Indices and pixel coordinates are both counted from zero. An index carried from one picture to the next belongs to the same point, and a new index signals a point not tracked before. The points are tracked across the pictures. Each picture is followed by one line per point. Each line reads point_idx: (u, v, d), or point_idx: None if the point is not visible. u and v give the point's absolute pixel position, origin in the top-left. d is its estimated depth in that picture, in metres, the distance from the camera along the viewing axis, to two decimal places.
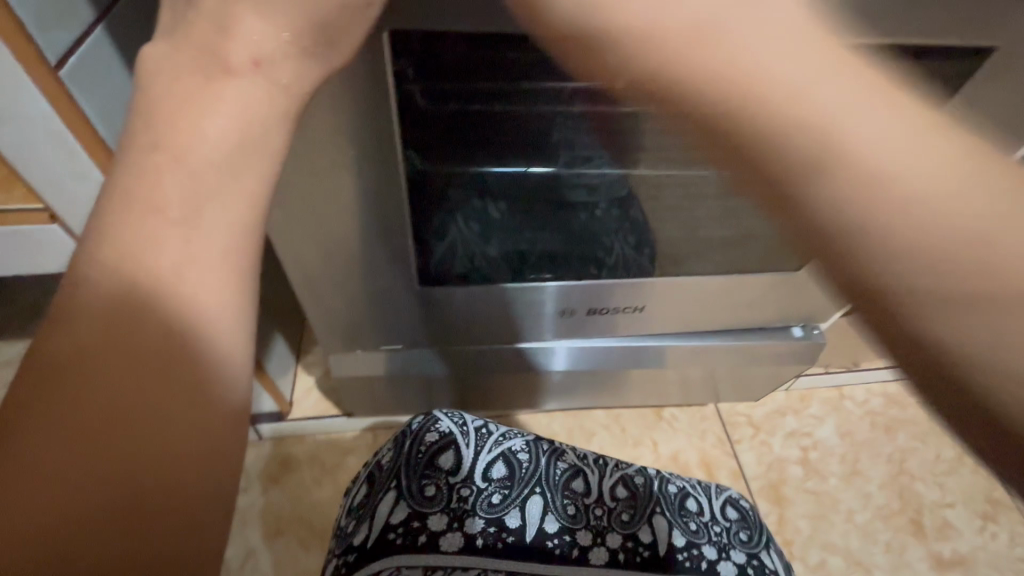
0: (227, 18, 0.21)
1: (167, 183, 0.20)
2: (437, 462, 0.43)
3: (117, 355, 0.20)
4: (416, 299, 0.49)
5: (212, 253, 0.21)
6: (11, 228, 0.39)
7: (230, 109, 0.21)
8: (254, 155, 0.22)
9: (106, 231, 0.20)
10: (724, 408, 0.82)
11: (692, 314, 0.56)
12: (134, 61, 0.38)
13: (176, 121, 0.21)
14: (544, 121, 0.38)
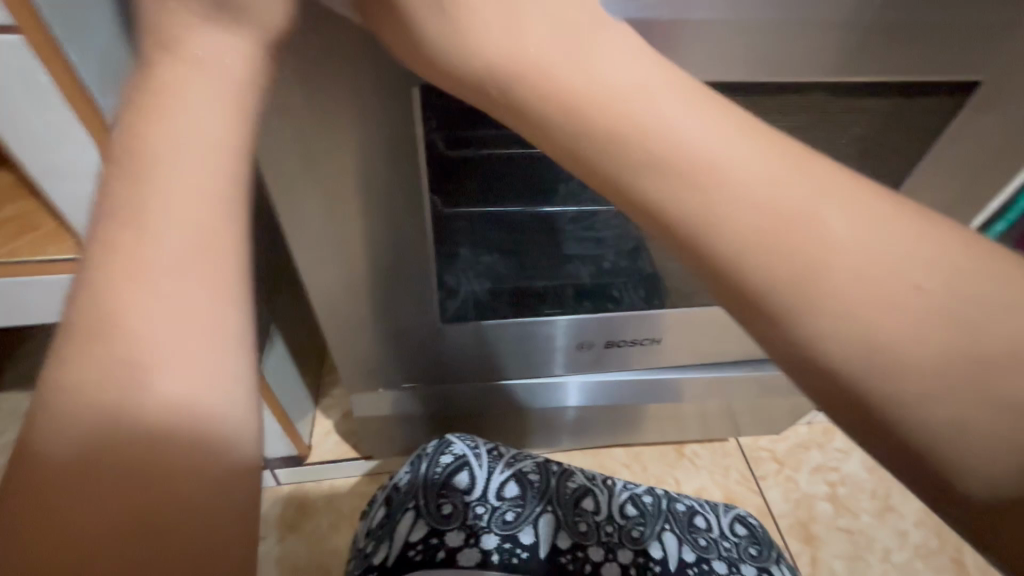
0: (175, 60, 0.25)
1: (130, 214, 0.23)
2: (453, 481, 0.45)
3: (90, 390, 0.21)
4: (436, 335, 0.50)
5: (174, 264, 0.22)
6: (60, 277, 0.41)
7: (177, 126, 0.24)
8: (194, 161, 0.24)
9: (90, 278, 0.22)
10: (746, 444, 0.81)
11: (710, 347, 0.56)
12: None
13: (134, 162, 0.23)
14: (558, 163, 0.40)
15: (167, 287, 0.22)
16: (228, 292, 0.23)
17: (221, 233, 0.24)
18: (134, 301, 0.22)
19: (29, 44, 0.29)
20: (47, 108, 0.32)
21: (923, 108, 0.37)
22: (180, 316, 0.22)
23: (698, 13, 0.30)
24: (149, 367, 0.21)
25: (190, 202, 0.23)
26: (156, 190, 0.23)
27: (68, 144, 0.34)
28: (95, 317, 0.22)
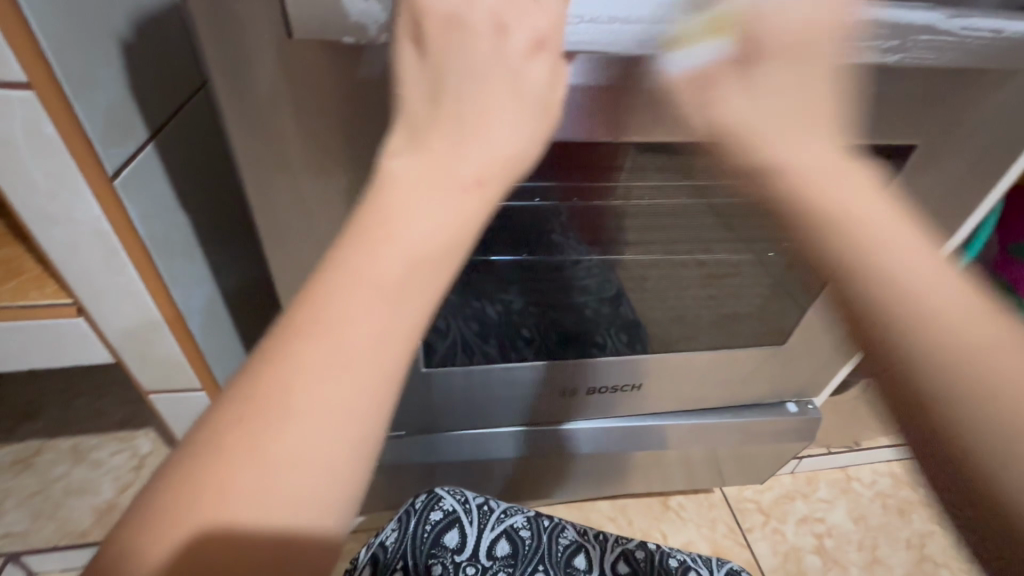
0: (457, 140, 0.25)
1: (374, 280, 0.23)
2: (442, 541, 0.45)
3: (295, 421, 0.22)
4: (421, 379, 0.50)
5: (394, 347, 0.23)
6: (39, 322, 0.41)
7: (441, 218, 0.24)
8: (444, 258, 0.24)
9: (324, 321, 0.22)
10: (732, 494, 0.80)
11: (690, 393, 0.57)
12: (174, 168, 0.42)
13: (386, 229, 0.23)
14: (540, 213, 0.42)
15: (335, 389, 0.22)
16: (383, 411, 0.23)
17: (400, 356, 0.23)
18: (308, 387, 0.22)
19: (40, 97, 0.30)
20: (48, 157, 0.32)
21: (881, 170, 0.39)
22: (378, 395, 0.23)
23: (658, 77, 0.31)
24: (348, 428, 0.22)
25: (390, 316, 0.23)
26: (365, 286, 0.23)
27: (65, 191, 0.34)
28: (288, 375, 0.22)
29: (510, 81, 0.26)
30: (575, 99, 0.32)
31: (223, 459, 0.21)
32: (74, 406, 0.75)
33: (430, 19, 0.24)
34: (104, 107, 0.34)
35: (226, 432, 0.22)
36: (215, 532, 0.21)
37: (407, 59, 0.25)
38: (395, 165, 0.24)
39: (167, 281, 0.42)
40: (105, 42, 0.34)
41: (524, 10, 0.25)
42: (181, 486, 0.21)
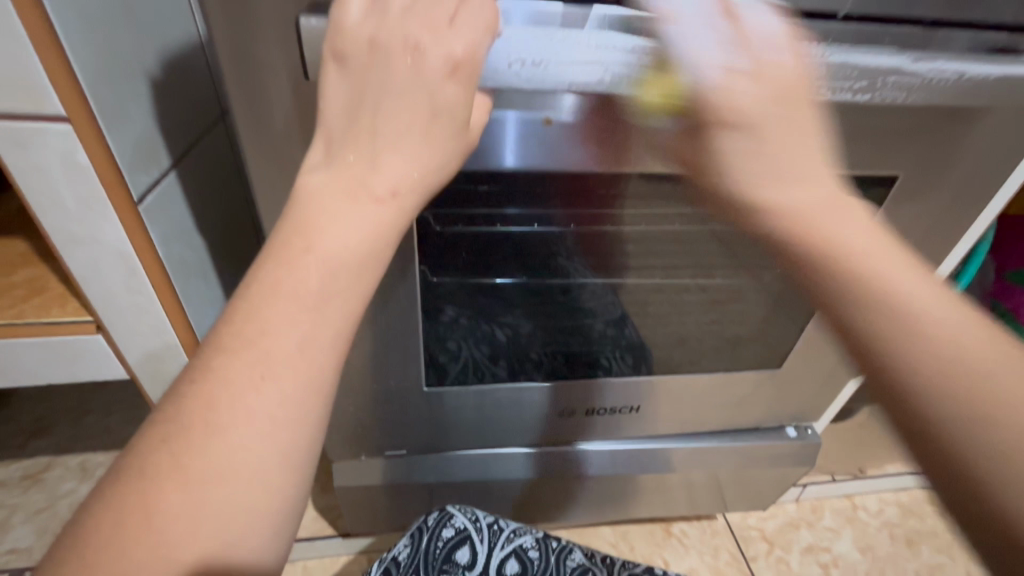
0: (379, 156, 0.25)
1: (293, 288, 0.23)
2: (454, 557, 0.48)
3: (224, 425, 0.22)
4: (424, 400, 0.51)
5: (319, 346, 0.23)
6: (59, 338, 0.43)
7: (363, 225, 0.24)
8: (370, 260, 0.25)
9: (245, 330, 0.23)
10: (735, 522, 0.79)
11: (690, 415, 0.58)
12: (191, 194, 0.44)
13: (306, 239, 0.24)
14: (546, 238, 0.43)
15: (258, 399, 0.22)
16: (309, 418, 0.24)
17: (324, 365, 0.24)
18: (229, 402, 0.22)
19: (76, 130, 0.33)
20: (78, 184, 0.35)
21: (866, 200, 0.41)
22: (308, 390, 0.23)
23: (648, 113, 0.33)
24: (278, 425, 0.23)
25: (310, 327, 0.23)
26: (282, 300, 0.23)
27: (93, 216, 0.36)
28: (212, 383, 0.22)
29: (427, 101, 0.25)
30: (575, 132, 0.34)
31: (146, 480, 0.21)
32: (84, 422, 0.76)
33: (350, 45, 0.25)
34: (131, 139, 0.36)
35: (150, 452, 0.22)
36: (149, 538, 0.21)
37: (330, 85, 0.25)
38: (312, 183, 0.24)
39: (183, 301, 0.44)
40: (135, 79, 0.37)
41: (443, 34, 0.25)
42: (103, 514, 0.21)
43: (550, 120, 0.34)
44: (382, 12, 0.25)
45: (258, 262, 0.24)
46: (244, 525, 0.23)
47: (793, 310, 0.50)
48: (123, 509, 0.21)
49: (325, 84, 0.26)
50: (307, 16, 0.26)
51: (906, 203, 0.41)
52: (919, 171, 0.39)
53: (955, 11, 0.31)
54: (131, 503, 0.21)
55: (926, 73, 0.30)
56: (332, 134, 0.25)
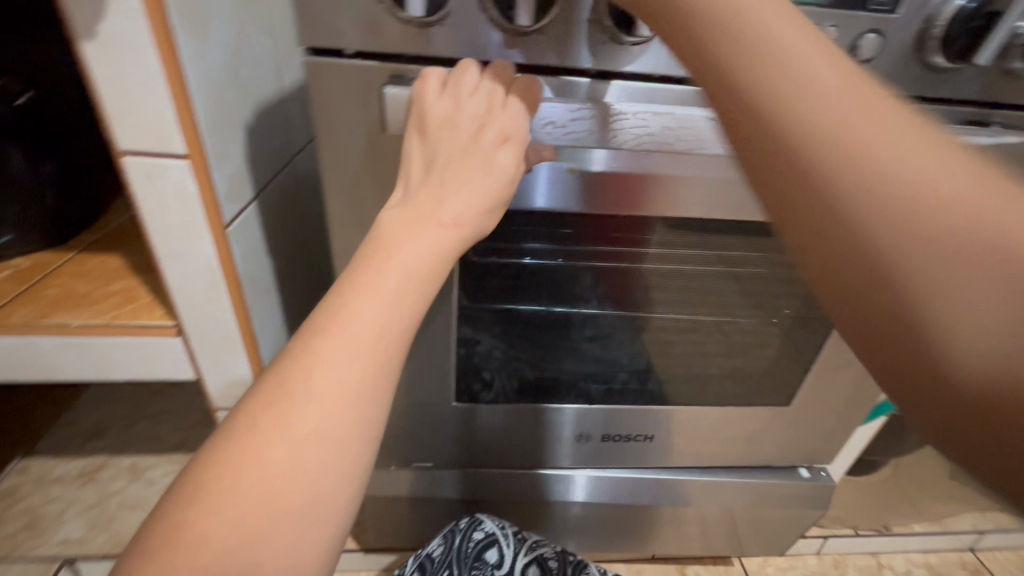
0: (444, 197, 0.31)
1: (380, 291, 0.27)
2: (484, 556, 0.54)
3: (315, 402, 0.26)
4: (453, 417, 0.55)
5: (394, 339, 0.28)
6: (146, 339, 0.50)
7: (431, 243, 0.29)
8: (437, 274, 0.30)
9: (334, 323, 0.27)
10: (753, 569, 0.78)
11: (704, 448, 0.60)
12: (266, 222, 0.52)
13: (388, 251, 0.28)
14: (580, 276, 0.48)
15: (346, 376, 0.26)
16: (384, 395, 0.28)
17: (396, 350, 0.28)
18: (323, 377, 0.26)
19: (190, 166, 0.40)
20: (186, 207, 0.42)
21: None
22: (384, 378, 0.27)
23: (665, 168, 0.39)
24: (360, 404, 0.27)
25: (389, 317, 0.27)
26: (367, 296, 0.27)
27: (192, 234, 0.43)
28: (305, 364, 0.26)
29: (484, 161, 0.32)
30: (607, 181, 0.39)
31: (256, 438, 0.25)
32: (139, 426, 0.83)
33: (430, 117, 0.31)
34: (228, 173, 0.44)
35: (256, 415, 0.26)
36: (251, 492, 0.24)
37: (412, 147, 0.32)
38: (394, 214, 0.30)
39: (251, 312, 0.50)
40: (235, 127, 0.45)
41: (499, 113, 0.32)
42: (217, 468, 0.25)
43: (574, 169, 0.38)
44: (453, 89, 0.31)
45: (347, 268, 0.29)
46: (332, 483, 0.26)
47: (801, 350, 0.53)
48: (229, 468, 0.24)
49: (409, 145, 0.33)
50: (390, 86, 0.33)
51: None
52: None
53: (927, 91, 0.36)
54: (237, 464, 0.25)
55: None
56: (411, 185, 0.32)
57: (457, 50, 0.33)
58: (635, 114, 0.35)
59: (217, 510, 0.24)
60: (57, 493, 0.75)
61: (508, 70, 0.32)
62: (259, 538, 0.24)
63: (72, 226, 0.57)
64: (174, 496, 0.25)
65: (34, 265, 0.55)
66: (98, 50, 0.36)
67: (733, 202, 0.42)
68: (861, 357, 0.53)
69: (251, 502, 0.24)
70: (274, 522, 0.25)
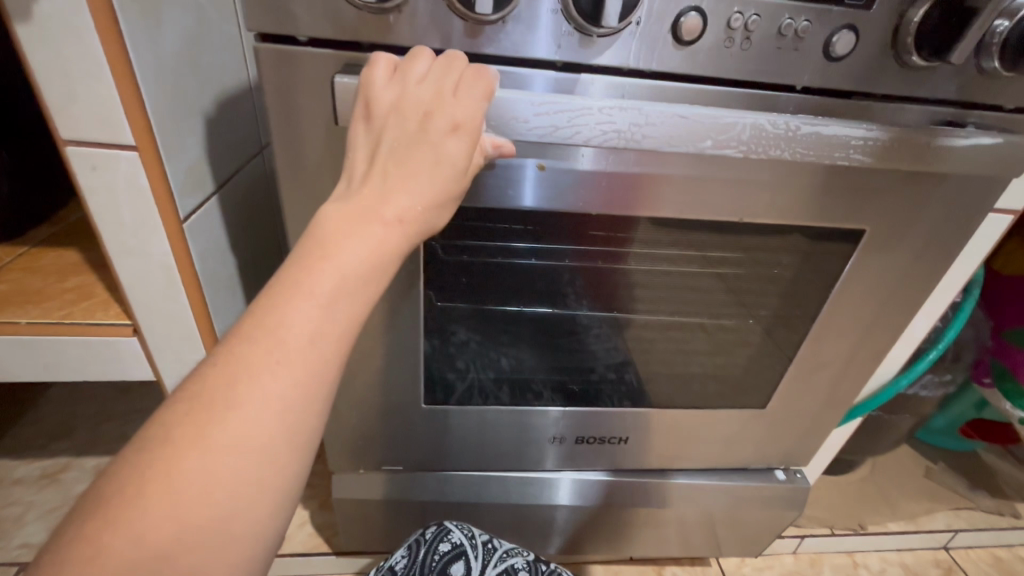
0: (387, 191, 0.29)
1: (314, 293, 0.26)
2: (450, 570, 0.52)
3: (241, 411, 0.24)
4: (423, 419, 0.54)
5: (330, 345, 0.26)
6: (99, 338, 0.47)
7: (372, 242, 0.27)
8: (380, 274, 0.28)
9: (264, 327, 0.25)
10: (729, 570, 0.78)
11: (681, 450, 0.60)
12: (229, 217, 0.50)
13: (324, 250, 0.26)
14: (558, 274, 0.47)
15: (274, 383, 0.25)
16: (317, 403, 0.26)
17: (332, 355, 0.26)
18: (249, 382, 0.24)
19: (141, 158, 0.38)
20: (137, 201, 0.40)
21: (826, 252, 0.45)
22: (317, 385, 0.26)
23: (643, 165, 0.38)
24: (292, 413, 0.25)
25: (322, 321, 0.26)
26: (299, 298, 0.26)
27: (145, 230, 0.41)
28: (233, 371, 0.25)
29: (433, 153, 0.30)
30: (586, 179, 0.38)
31: (169, 450, 0.23)
32: (105, 426, 0.81)
33: (376, 102, 0.30)
34: (184, 166, 0.42)
35: (171, 425, 0.24)
36: (166, 505, 0.23)
37: (359, 137, 0.31)
38: (334, 209, 0.28)
39: (210, 310, 0.48)
40: (192, 117, 0.43)
41: (449, 101, 0.30)
42: (125, 481, 0.23)
43: (544, 166, 0.38)
44: (401, 77, 0.30)
45: (282, 267, 0.27)
46: (253, 497, 0.25)
47: (776, 351, 0.53)
48: (143, 481, 0.23)
49: (355, 135, 0.31)
50: (342, 75, 0.31)
51: (873, 253, 0.45)
52: (880, 222, 0.43)
53: (902, 90, 0.36)
54: (152, 477, 0.23)
55: (866, 134, 0.35)
56: (355, 178, 0.30)
57: (418, 38, 0.32)
58: (606, 106, 0.33)
59: (128, 525, 0.22)
60: (16, 496, 0.72)
61: (461, 58, 0.31)
62: (175, 552, 0.23)
63: (27, 219, 0.55)
64: (80, 508, 0.23)
65: None
66: (38, 33, 0.33)
67: (716, 202, 0.41)
68: (837, 360, 0.52)
69: (166, 516, 0.23)
70: (186, 537, 0.23)
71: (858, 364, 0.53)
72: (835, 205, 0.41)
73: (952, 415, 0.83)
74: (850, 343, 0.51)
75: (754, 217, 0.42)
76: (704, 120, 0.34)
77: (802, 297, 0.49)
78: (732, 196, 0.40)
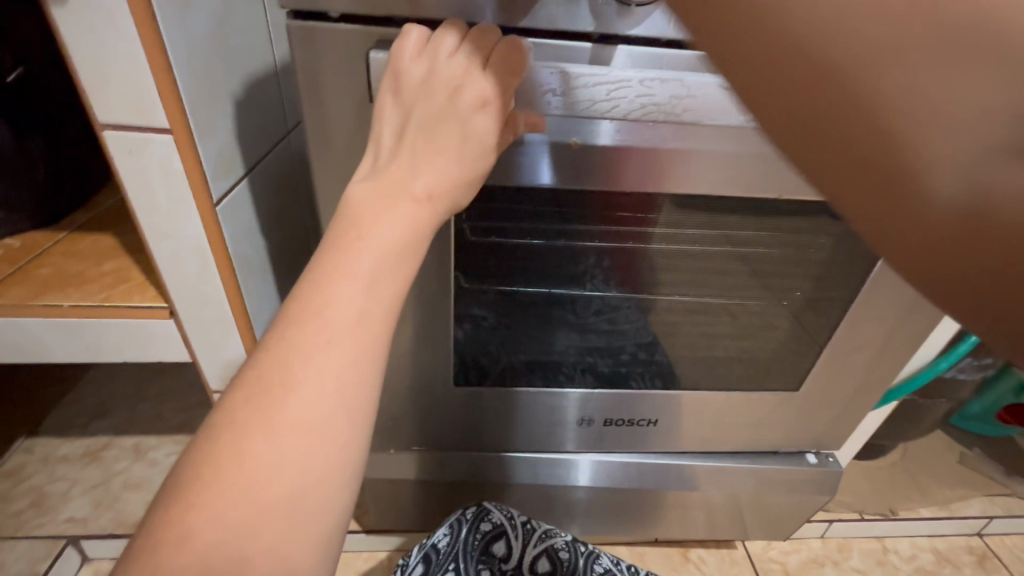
0: (416, 168, 0.29)
1: (356, 271, 0.26)
2: (491, 550, 0.53)
3: (296, 391, 0.24)
4: (451, 400, 0.54)
5: (377, 320, 0.26)
6: (138, 320, 0.49)
7: (404, 216, 0.28)
8: (415, 249, 0.28)
9: (309, 307, 0.25)
10: (755, 552, 0.77)
11: (710, 433, 0.59)
12: (258, 200, 0.50)
13: (361, 229, 0.27)
14: (587, 255, 0.46)
15: (326, 362, 0.25)
16: (370, 378, 0.26)
17: (378, 332, 0.26)
18: (301, 363, 0.25)
19: (174, 140, 0.39)
20: (173, 185, 0.40)
21: (866, 234, 0.44)
22: (368, 359, 0.26)
23: (677, 142, 0.37)
24: (347, 389, 0.25)
25: (368, 298, 0.26)
26: (342, 277, 0.26)
27: (180, 213, 0.42)
28: (283, 353, 0.25)
29: (460, 129, 0.30)
30: (612, 156, 0.37)
31: (233, 435, 0.24)
32: (142, 407, 0.83)
33: (404, 77, 0.30)
34: (215, 150, 0.42)
35: (232, 411, 0.24)
36: (239, 489, 0.23)
37: (387, 114, 0.30)
38: (362, 189, 0.28)
39: (241, 293, 0.49)
40: (222, 100, 0.43)
41: (477, 76, 0.30)
42: (195, 469, 0.23)
43: (575, 143, 0.36)
44: (434, 51, 0.30)
45: (322, 250, 0.27)
46: (320, 478, 0.25)
47: (811, 333, 0.52)
48: (211, 466, 0.23)
49: (382, 113, 0.31)
50: (375, 50, 0.31)
51: None
52: None
53: None
54: (219, 462, 0.23)
55: None
56: (385, 154, 0.30)
57: (450, 10, 0.31)
58: (638, 80, 0.33)
59: (203, 511, 0.23)
60: (62, 472, 0.76)
61: (496, 32, 0.31)
62: (254, 537, 0.23)
63: (63, 204, 0.56)
64: (157, 503, 0.24)
65: (25, 245, 0.54)
66: (72, 17, 0.34)
67: (749, 180, 0.40)
68: (874, 341, 0.51)
69: (239, 498, 0.23)
70: (261, 521, 0.23)
71: (895, 347, 0.52)
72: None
73: (989, 399, 0.81)
74: (889, 324, 0.50)
75: (789, 193, 0.41)
76: (741, 93, 0.33)
77: (839, 277, 0.47)
78: (767, 172, 0.39)
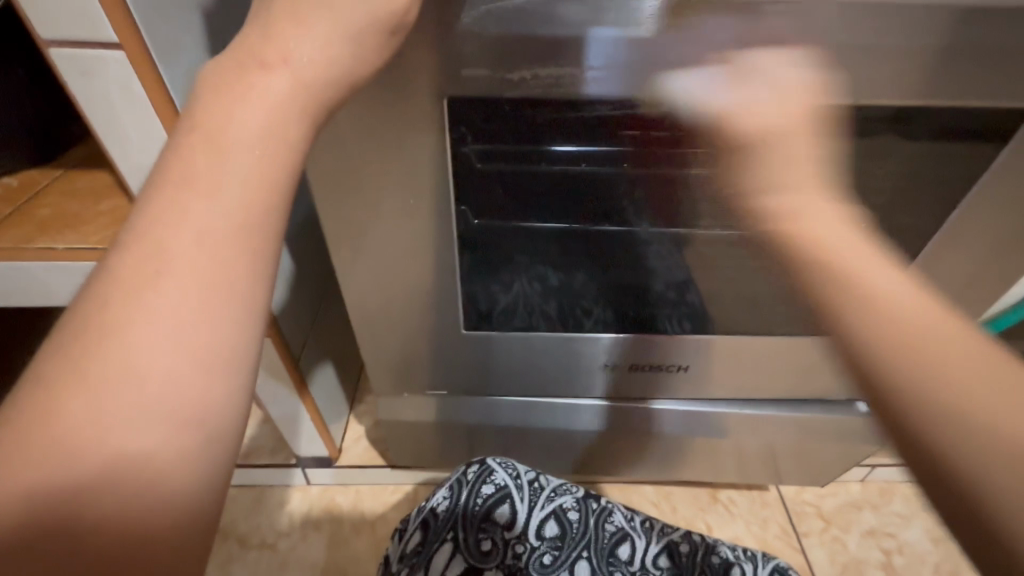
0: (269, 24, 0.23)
1: (206, 181, 0.21)
2: (494, 515, 0.51)
3: (131, 328, 0.20)
4: (463, 343, 0.51)
5: (242, 235, 0.22)
6: None
7: (264, 100, 0.22)
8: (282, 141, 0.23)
9: (152, 228, 0.21)
10: (789, 495, 0.74)
11: (749, 379, 0.54)
12: None
13: (211, 131, 0.22)
14: (613, 181, 0.40)
15: (173, 286, 0.21)
16: (237, 303, 0.21)
17: (248, 250, 0.22)
18: (145, 293, 0.20)
19: (129, 57, 0.34)
20: (137, 109, 0.36)
21: (962, 151, 0.36)
22: (231, 280, 0.21)
23: (726, 32, 0.29)
24: (203, 323, 0.21)
25: (199, 242, 0.21)
26: (187, 188, 0.21)
27: (151, 142, 0.38)
28: (119, 282, 0.21)
29: None
30: (650, 53, 0.30)
31: (52, 388, 0.20)
32: None
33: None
34: (182, 68, 0.37)
35: (48, 360, 0.20)
36: (61, 455, 0.19)
37: None
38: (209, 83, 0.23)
39: None
40: (185, 8, 0.37)
41: None
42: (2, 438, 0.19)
43: (592, 33, 0.30)
44: None
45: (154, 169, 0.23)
46: (164, 446, 0.20)
47: None
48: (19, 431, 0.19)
49: None
50: None
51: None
52: None
53: None
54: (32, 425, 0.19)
55: None
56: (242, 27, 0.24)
57: None
58: None
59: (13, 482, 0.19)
60: None
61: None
62: (86, 509, 0.19)
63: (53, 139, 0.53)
64: None
65: (21, 185, 0.51)
66: None
67: (827, 80, 0.31)
68: (952, 280, 0.43)
69: (58, 464, 0.19)
70: (87, 487, 0.19)
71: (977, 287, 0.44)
72: (984, 76, 0.31)
73: None
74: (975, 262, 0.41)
75: (870, 100, 0.32)
76: None
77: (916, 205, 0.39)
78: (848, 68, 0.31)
